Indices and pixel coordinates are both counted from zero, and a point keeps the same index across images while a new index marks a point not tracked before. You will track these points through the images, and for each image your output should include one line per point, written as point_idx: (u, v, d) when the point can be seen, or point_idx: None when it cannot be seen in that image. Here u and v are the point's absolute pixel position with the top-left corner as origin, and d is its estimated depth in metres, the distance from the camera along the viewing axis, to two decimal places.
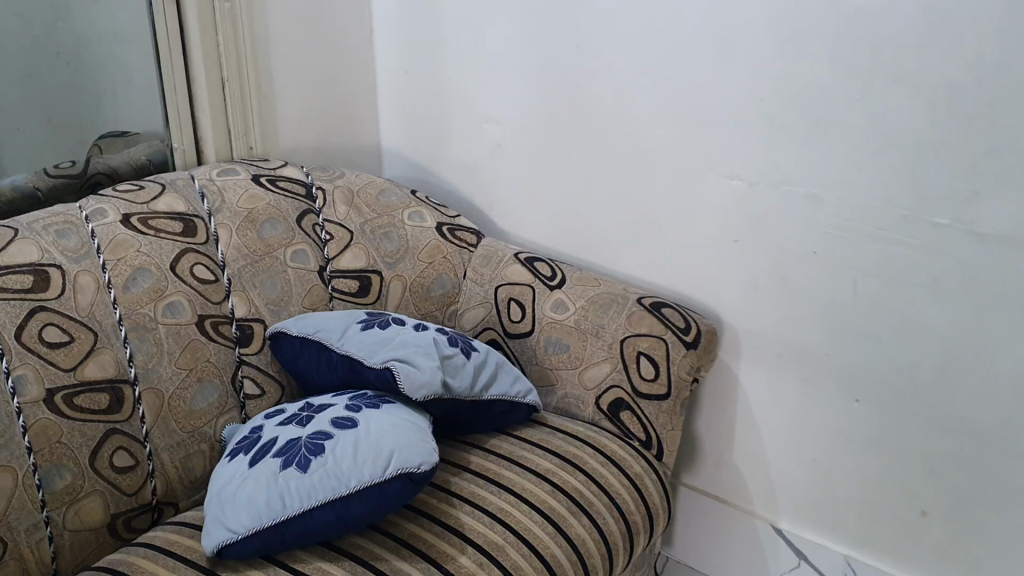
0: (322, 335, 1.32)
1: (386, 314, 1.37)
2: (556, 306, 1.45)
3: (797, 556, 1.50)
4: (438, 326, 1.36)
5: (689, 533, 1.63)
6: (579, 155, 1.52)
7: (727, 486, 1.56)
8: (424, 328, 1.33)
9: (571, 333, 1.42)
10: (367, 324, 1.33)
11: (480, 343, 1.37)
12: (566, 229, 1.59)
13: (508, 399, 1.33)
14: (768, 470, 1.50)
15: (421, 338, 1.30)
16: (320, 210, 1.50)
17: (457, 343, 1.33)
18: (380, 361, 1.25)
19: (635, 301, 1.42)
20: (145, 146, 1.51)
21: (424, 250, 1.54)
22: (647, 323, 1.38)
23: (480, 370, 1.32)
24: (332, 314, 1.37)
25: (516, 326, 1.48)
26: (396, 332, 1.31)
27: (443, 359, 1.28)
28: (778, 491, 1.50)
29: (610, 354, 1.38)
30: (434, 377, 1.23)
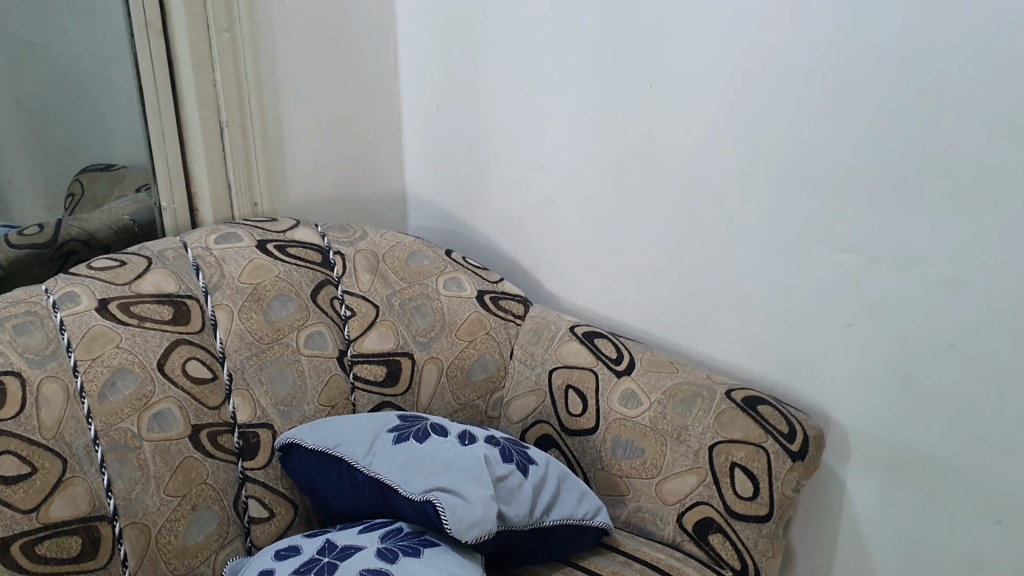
0: (344, 452, 1.07)
1: (423, 419, 1.12)
2: (625, 399, 1.21)
3: None
4: (487, 434, 1.11)
5: None
6: (651, 213, 1.27)
7: None
8: (471, 439, 1.09)
9: (645, 434, 1.18)
10: (401, 434, 1.09)
11: (537, 452, 1.13)
12: (631, 298, 1.35)
13: (576, 523, 1.08)
14: None
15: (467, 453, 1.05)
16: (340, 280, 1.25)
17: (511, 456, 1.09)
18: (419, 491, 1.00)
19: (725, 398, 1.18)
20: (130, 199, 1.28)
21: (463, 326, 1.29)
22: (740, 428, 1.14)
23: (540, 490, 1.08)
24: (357, 419, 1.12)
25: (576, 422, 1.24)
26: (436, 446, 1.06)
27: (497, 481, 1.04)
28: None
29: (694, 463, 1.14)
30: (487, 508, 0.98)
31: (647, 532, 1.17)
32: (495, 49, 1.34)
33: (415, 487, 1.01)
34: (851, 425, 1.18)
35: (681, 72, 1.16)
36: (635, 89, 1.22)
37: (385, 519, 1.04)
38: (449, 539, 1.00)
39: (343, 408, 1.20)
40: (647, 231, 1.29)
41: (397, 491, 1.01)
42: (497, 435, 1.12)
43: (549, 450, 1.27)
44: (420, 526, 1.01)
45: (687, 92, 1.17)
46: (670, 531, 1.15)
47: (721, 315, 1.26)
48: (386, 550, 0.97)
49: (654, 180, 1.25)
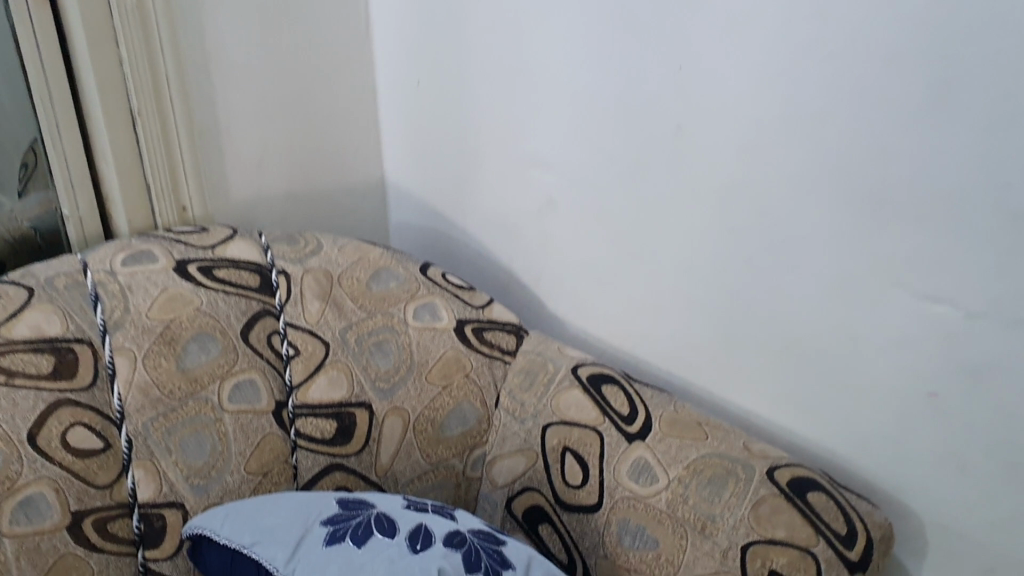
0: (263, 553, 0.83)
1: (368, 508, 0.88)
2: (634, 470, 0.96)
3: None
4: (447, 530, 0.87)
5: None
6: (676, 232, 1.00)
7: None
8: (425, 541, 0.84)
9: (659, 521, 0.94)
10: (336, 531, 0.84)
11: (514, 551, 0.89)
12: (648, 332, 1.08)
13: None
14: None
15: (416, 565, 0.81)
16: (282, 309, 1.00)
17: (477, 564, 0.84)
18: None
19: (765, 480, 0.92)
20: (41, 201, 1.01)
21: (436, 368, 1.03)
22: (783, 527, 0.89)
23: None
24: (284, 506, 0.88)
25: (574, 495, 0.99)
26: (377, 554, 0.82)
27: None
28: None
29: (718, 567, 0.89)
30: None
31: None
32: (482, 14, 1.07)
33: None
34: (927, 518, 0.91)
35: (714, 54, 0.88)
36: (656, 72, 0.93)
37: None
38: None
39: (279, 475, 0.96)
40: (668, 253, 1.02)
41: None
42: (461, 531, 0.88)
43: (540, 524, 1.02)
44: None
45: (722, 79, 0.88)
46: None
47: (761, 364, 0.99)
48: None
49: (679, 191, 0.97)
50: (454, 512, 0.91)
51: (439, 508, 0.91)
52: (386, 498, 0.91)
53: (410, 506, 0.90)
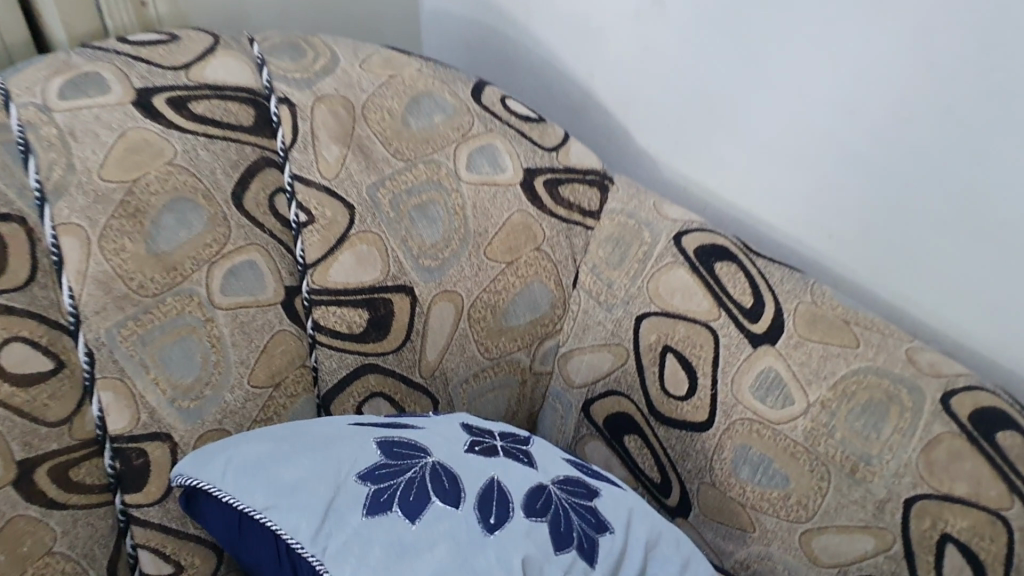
0: (280, 523, 0.61)
1: (422, 455, 0.66)
2: (758, 385, 0.73)
3: None
4: (529, 489, 0.66)
5: None
6: (840, 62, 0.71)
7: None
8: (501, 512, 0.63)
9: (792, 454, 0.73)
10: (381, 492, 0.63)
11: (610, 508, 0.68)
12: (777, 183, 0.82)
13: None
14: None
15: (493, 552, 0.60)
16: (288, 157, 0.72)
17: (568, 533, 0.64)
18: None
19: (941, 413, 0.69)
20: None
21: (501, 237, 0.78)
22: (965, 481, 0.67)
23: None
24: (307, 448, 0.65)
25: (674, 408, 0.77)
26: (440, 533, 0.60)
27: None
28: None
29: (869, 521, 0.70)
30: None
31: None
32: None
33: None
34: None
35: None
36: None
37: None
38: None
39: (295, 383, 0.74)
40: (824, 88, 0.74)
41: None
42: (546, 485, 0.67)
43: (625, 435, 0.82)
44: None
45: None
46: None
47: (936, 251, 0.73)
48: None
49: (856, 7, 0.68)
50: (531, 452, 0.70)
51: (513, 447, 0.70)
52: (443, 432, 0.69)
53: (476, 445, 0.69)
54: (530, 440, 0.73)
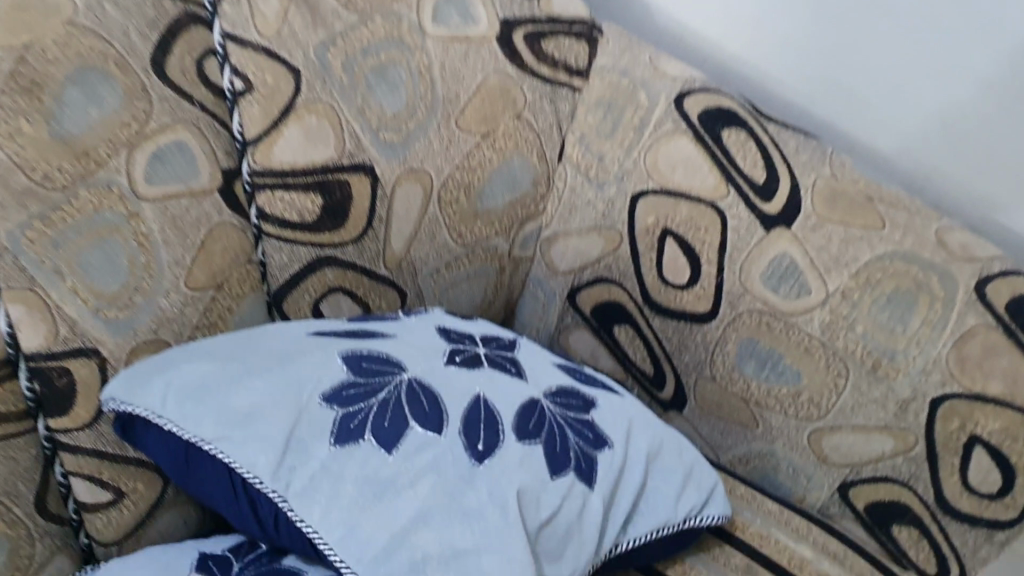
0: (235, 455, 0.52)
1: (395, 370, 0.57)
2: (771, 273, 0.66)
3: None
4: (519, 405, 0.58)
5: None
6: None
7: None
8: (490, 433, 0.55)
9: (806, 350, 0.66)
10: (350, 417, 0.54)
11: (608, 420, 0.61)
12: (788, 34, 0.72)
13: (673, 532, 0.62)
14: None
15: (484, 487, 0.53)
16: (216, 11, 0.59)
17: (564, 454, 0.57)
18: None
19: (976, 304, 0.61)
20: None
21: (476, 106, 0.68)
22: (999, 378, 0.60)
23: (610, 513, 0.59)
24: (260, 363, 0.56)
25: (675, 300, 0.70)
26: (422, 466, 0.52)
27: (538, 538, 0.54)
28: None
29: (889, 422, 0.64)
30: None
31: (772, 480, 0.74)
32: None
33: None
34: None
35: None
36: None
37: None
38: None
39: (239, 283, 0.63)
40: None
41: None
42: (538, 398, 0.60)
43: (616, 325, 0.75)
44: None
45: None
46: (818, 496, 0.72)
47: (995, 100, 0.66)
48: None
49: None
50: (519, 361, 0.63)
51: (499, 355, 0.62)
52: (417, 341, 0.61)
53: (456, 353, 0.60)
54: (515, 344, 0.65)
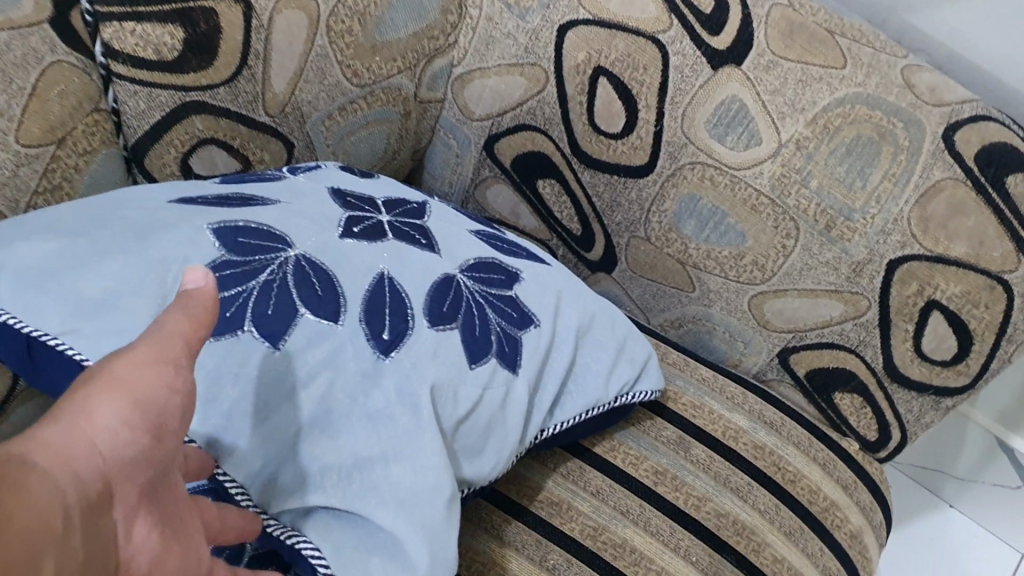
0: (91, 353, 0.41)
1: (281, 247, 0.47)
2: (718, 121, 0.58)
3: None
4: (432, 281, 0.50)
5: (923, 445, 1.00)
6: None
7: (994, 403, 0.90)
8: (398, 319, 0.47)
9: (752, 207, 0.59)
10: (228, 302, 0.44)
11: (532, 294, 0.54)
12: None
13: (603, 411, 0.56)
14: None
15: (394, 382, 0.44)
16: None
17: (485, 337, 0.50)
18: (281, 523, 0.42)
19: (943, 155, 0.53)
20: None
21: None
22: (964, 240, 0.54)
23: (536, 398, 0.52)
24: (114, 238, 0.44)
25: (605, 150, 0.63)
26: (315, 362, 0.43)
27: (455, 435, 0.47)
28: None
29: (839, 285, 0.59)
30: (438, 561, 0.43)
31: (703, 341, 0.69)
32: None
33: (279, 504, 0.41)
34: None
35: None
36: None
37: None
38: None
39: (87, 137, 0.50)
40: None
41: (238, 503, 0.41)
42: (453, 274, 0.51)
43: (539, 179, 0.68)
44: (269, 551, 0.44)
45: None
46: (756, 361, 0.67)
47: None
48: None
49: None
50: (429, 230, 0.54)
51: (405, 223, 0.53)
52: (306, 209, 0.51)
53: (356, 222, 0.51)
54: (425, 208, 0.56)
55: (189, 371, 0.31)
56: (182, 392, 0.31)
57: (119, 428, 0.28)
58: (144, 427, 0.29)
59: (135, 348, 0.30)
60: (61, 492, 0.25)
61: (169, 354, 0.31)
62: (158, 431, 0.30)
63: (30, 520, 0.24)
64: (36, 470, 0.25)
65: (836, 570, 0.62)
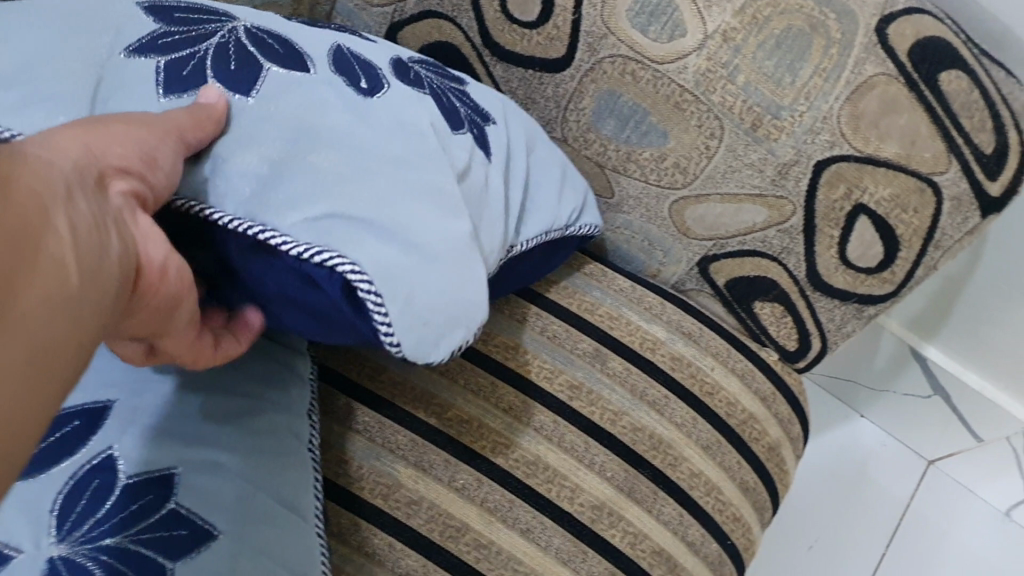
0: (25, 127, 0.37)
1: (222, 19, 0.44)
2: (640, 10, 0.53)
3: (935, 391, 0.95)
4: (389, 62, 0.48)
5: (839, 356, 1.00)
6: None
7: (910, 310, 0.90)
8: (371, 77, 0.45)
9: (675, 105, 0.55)
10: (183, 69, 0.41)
11: (483, 95, 0.52)
12: None
13: (556, 238, 0.54)
14: (979, 305, 0.83)
15: (383, 127, 0.42)
16: None
17: (456, 113, 0.48)
18: (312, 236, 0.38)
19: (877, 49, 0.49)
20: None
21: None
22: (895, 139, 0.51)
23: (511, 190, 0.50)
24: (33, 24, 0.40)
25: (518, 41, 0.58)
26: (300, 107, 0.41)
27: (465, 188, 0.45)
28: (974, 331, 0.87)
29: (764, 188, 0.56)
30: (467, 286, 0.42)
31: (620, 249, 0.66)
32: None
33: (292, 217, 0.38)
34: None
35: None
36: None
37: (82, 416, 0.43)
38: (270, 461, 0.45)
39: None
40: None
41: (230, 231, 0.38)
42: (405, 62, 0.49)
43: None
44: (184, 455, 0.43)
45: None
46: (675, 270, 0.64)
47: None
48: (80, 568, 0.39)
49: None
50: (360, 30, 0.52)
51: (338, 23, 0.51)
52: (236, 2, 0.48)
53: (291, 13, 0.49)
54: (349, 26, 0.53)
55: (173, 136, 0.36)
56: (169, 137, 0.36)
57: (112, 146, 0.33)
58: (135, 155, 0.34)
59: (124, 118, 0.35)
60: (58, 167, 0.29)
61: (153, 122, 0.36)
62: (149, 162, 0.35)
63: (32, 176, 0.27)
64: (35, 153, 0.29)
65: (751, 482, 0.61)
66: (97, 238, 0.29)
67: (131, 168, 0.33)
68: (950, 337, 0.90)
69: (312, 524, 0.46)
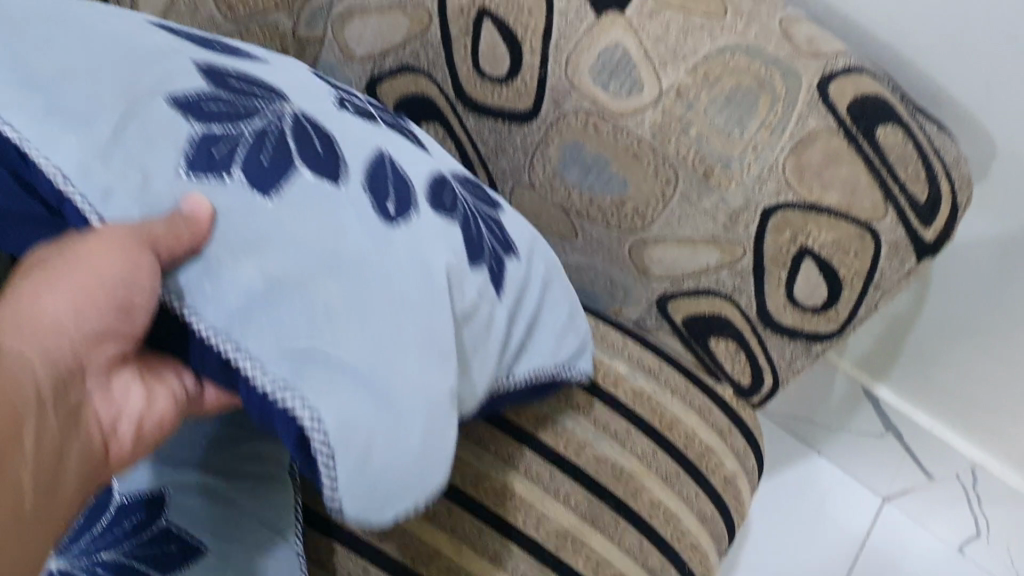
0: (39, 141, 0.38)
1: (276, 99, 0.45)
2: (602, 67, 0.58)
3: (887, 429, 0.99)
4: (428, 177, 0.49)
5: (796, 396, 1.04)
6: None
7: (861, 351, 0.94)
8: (402, 198, 0.46)
9: (633, 154, 0.59)
10: (216, 142, 0.41)
11: (515, 227, 0.54)
12: None
13: (545, 379, 0.56)
14: (926, 343, 0.88)
15: (399, 257, 0.43)
16: None
17: (478, 241, 0.49)
18: (281, 373, 0.39)
19: (818, 105, 0.54)
20: None
21: None
22: (837, 188, 0.55)
23: (511, 323, 0.51)
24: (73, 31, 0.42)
25: (489, 94, 0.63)
26: (320, 222, 0.42)
27: (461, 330, 0.47)
28: (923, 370, 0.91)
29: (716, 233, 0.60)
30: (427, 445, 0.43)
31: (585, 287, 0.70)
32: None
33: (269, 349, 0.39)
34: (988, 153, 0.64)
35: None
36: None
37: None
38: (253, 484, 0.48)
39: None
40: None
41: (205, 342, 0.39)
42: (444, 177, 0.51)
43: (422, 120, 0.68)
44: (173, 477, 0.46)
45: None
46: (636, 309, 0.68)
47: None
48: None
49: None
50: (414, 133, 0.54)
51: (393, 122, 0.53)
52: (298, 77, 0.49)
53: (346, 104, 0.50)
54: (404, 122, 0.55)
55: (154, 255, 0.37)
56: (151, 259, 0.37)
57: (84, 311, 0.37)
58: (108, 307, 0.37)
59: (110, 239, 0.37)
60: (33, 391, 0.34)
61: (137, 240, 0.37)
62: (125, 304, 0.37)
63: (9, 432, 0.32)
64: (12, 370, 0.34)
65: (709, 513, 0.64)
66: (59, 458, 0.35)
67: (103, 331, 0.37)
68: (900, 377, 0.94)
69: (292, 544, 0.48)
